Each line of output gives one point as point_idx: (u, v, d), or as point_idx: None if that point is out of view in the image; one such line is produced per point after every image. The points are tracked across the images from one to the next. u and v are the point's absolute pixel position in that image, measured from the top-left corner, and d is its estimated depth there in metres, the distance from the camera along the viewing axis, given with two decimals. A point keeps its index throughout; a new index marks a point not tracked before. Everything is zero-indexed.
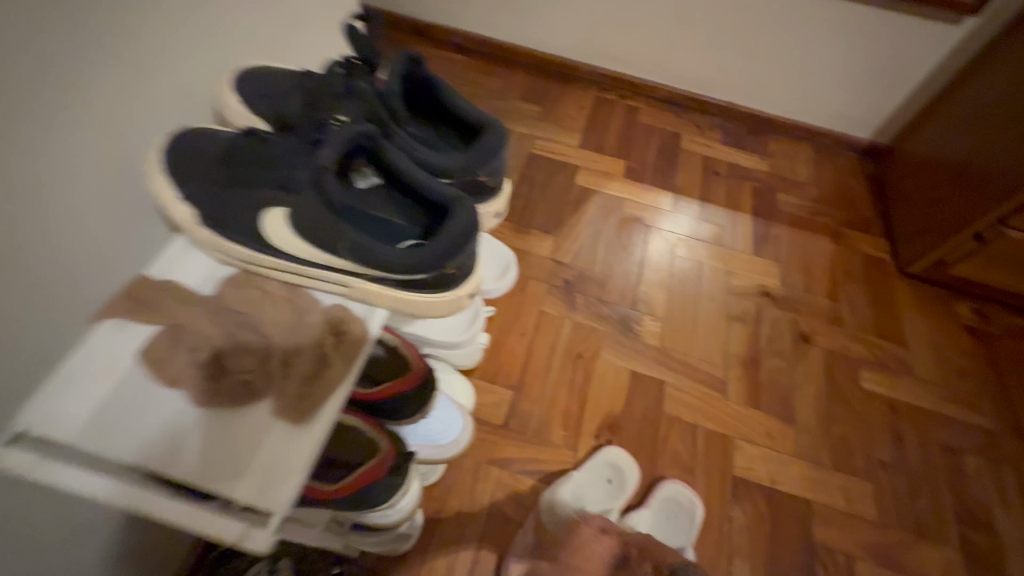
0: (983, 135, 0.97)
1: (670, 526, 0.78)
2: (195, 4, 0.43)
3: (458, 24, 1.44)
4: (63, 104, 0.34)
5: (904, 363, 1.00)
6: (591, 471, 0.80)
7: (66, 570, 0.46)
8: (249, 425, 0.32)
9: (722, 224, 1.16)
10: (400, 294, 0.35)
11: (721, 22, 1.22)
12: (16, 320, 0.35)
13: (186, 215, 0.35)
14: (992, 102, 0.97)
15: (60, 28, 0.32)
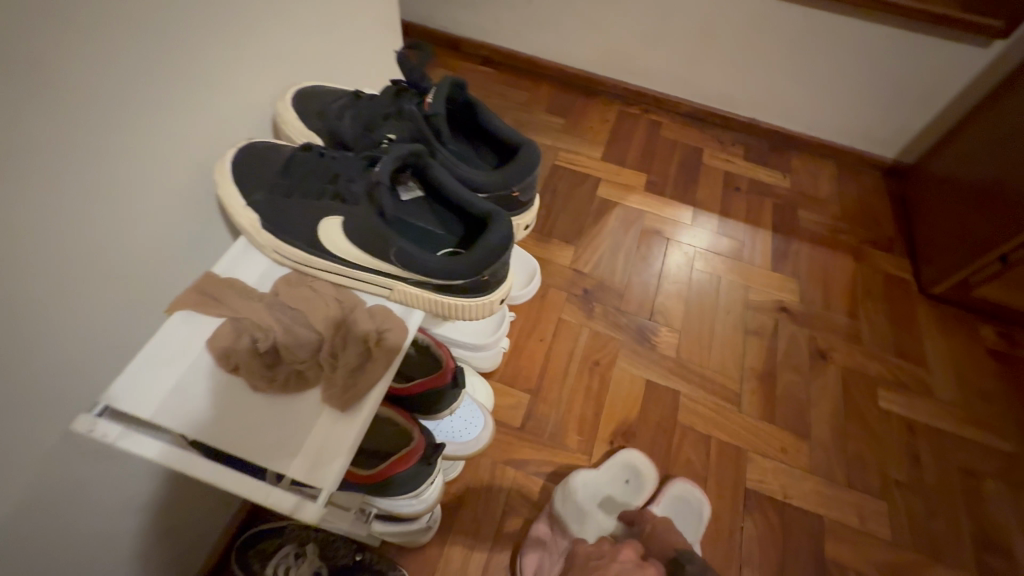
0: (1008, 158, 0.97)
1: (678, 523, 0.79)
2: (259, 29, 0.48)
3: (487, 38, 1.49)
4: (147, 112, 0.39)
5: (923, 383, 0.99)
6: (606, 470, 0.82)
7: (111, 527, 0.50)
8: (300, 411, 0.36)
9: (741, 239, 1.18)
10: (438, 297, 0.39)
11: (747, 40, 1.25)
12: (86, 295, 0.39)
13: (249, 220, 0.39)
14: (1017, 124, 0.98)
15: (150, 47, 0.37)
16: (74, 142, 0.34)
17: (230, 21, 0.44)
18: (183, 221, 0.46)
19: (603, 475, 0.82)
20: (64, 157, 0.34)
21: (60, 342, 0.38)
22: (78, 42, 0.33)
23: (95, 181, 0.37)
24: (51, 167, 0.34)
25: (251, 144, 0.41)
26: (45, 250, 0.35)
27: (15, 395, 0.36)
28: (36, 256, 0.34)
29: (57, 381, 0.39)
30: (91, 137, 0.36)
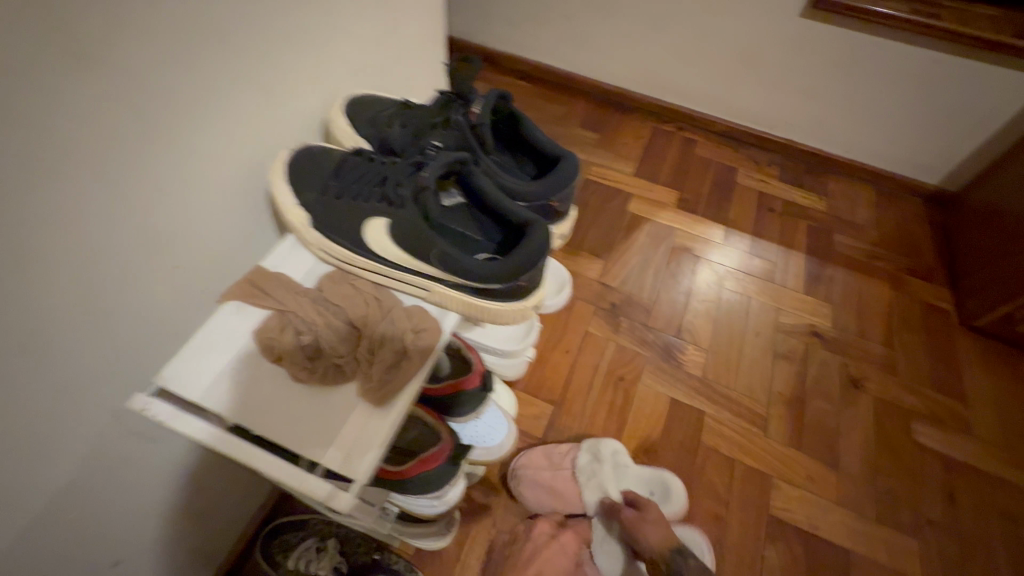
0: None
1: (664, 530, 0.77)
2: (315, 41, 0.51)
3: (525, 53, 1.52)
4: (211, 107, 0.42)
5: (962, 420, 0.95)
6: (643, 473, 0.82)
7: (154, 501, 0.53)
8: (338, 403, 0.38)
9: (773, 260, 1.16)
10: (474, 301, 0.40)
11: (786, 61, 1.24)
12: (146, 273, 0.42)
13: (297, 218, 0.41)
14: None
15: (218, 50, 0.40)
16: (142, 140, 0.37)
17: (288, 30, 0.47)
18: (234, 210, 0.48)
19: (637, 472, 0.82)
20: (139, 140, 0.37)
21: (114, 327, 0.41)
22: (155, 49, 0.36)
23: (161, 165, 0.40)
24: (121, 162, 0.36)
25: (304, 146, 0.44)
26: (109, 236, 0.38)
27: (70, 374, 0.38)
28: (99, 244, 0.37)
29: (109, 363, 0.41)
30: (163, 122, 0.38)
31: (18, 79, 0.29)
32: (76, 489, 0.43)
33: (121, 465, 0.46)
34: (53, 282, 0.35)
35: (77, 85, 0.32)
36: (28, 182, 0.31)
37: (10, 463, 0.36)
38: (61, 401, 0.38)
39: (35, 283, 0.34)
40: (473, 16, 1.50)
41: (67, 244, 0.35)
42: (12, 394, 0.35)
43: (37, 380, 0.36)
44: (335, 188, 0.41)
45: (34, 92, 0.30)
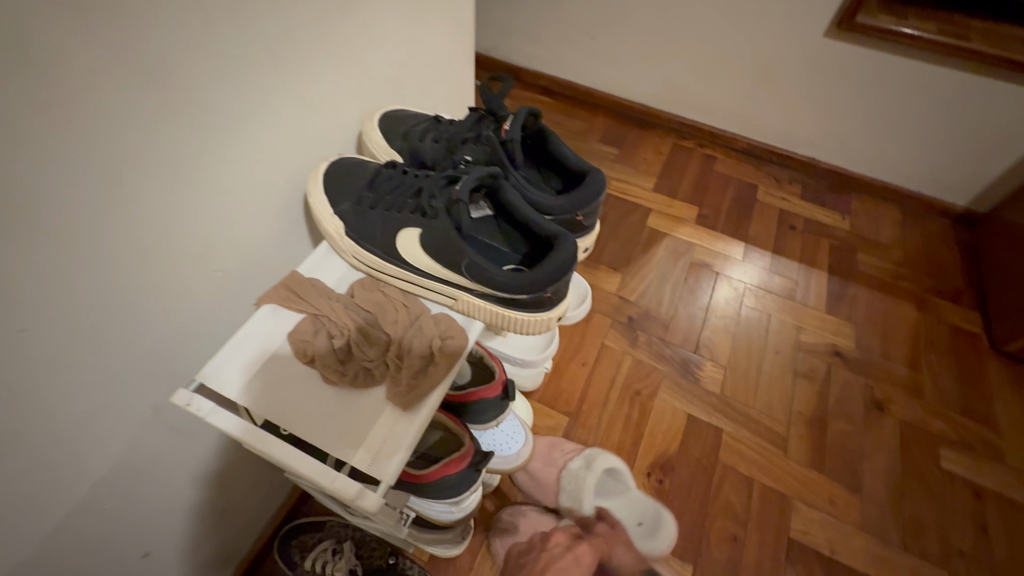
0: None
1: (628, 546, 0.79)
2: (351, 58, 0.53)
3: (548, 69, 1.55)
4: (254, 113, 0.44)
5: (991, 447, 0.92)
6: (637, 501, 0.81)
7: (183, 494, 0.54)
8: (366, 406, 0.39)
9: (794, 278, 1.15)
10: (499, 310, 0.41)
11: (809, 80, 1.24)
12: (187, 268, 0.44)
13: (332, 227, 0.43)
14: None
15: (262, 62, 0.43)
16: (188, 151, 0.40)
17: (325, 48, 0.49)
18: (270, 212, 0.50)
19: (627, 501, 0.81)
20: (188, 140, 0.39)
21: (155, 328, 0.43)
22: (204, 67, 0.38)
23: (207, 165, 0.42)
24: (168, 171, 0.39)
25: (340, 159, 0.46)
26: (157, 231, 0.40)
27: (115, 368, 0.41)
28: (146, 242, 0.39)
29: (148, 362, 0.43)
30: (211, 126, 0.41)
31: (80, 93, 0.31)
32: (112, 481, 0.45)
33: (154, 461, 0.48)
34: (104, 281, 0.37)
35: (132, 100, 0.34)
36: (83, 187, 0.33)
37: (55, 453, 0.38)
38: (104, 396, 0.41)
39: (87, 282, 0.36)
40: (497, 33, 1.54)
41: (117, 247, 0.37)
42: (59, 387, 0.37)
43: (83, 373, 0.38)
44: (370, 198, 0.43)
45: (95, 106, 0.32)
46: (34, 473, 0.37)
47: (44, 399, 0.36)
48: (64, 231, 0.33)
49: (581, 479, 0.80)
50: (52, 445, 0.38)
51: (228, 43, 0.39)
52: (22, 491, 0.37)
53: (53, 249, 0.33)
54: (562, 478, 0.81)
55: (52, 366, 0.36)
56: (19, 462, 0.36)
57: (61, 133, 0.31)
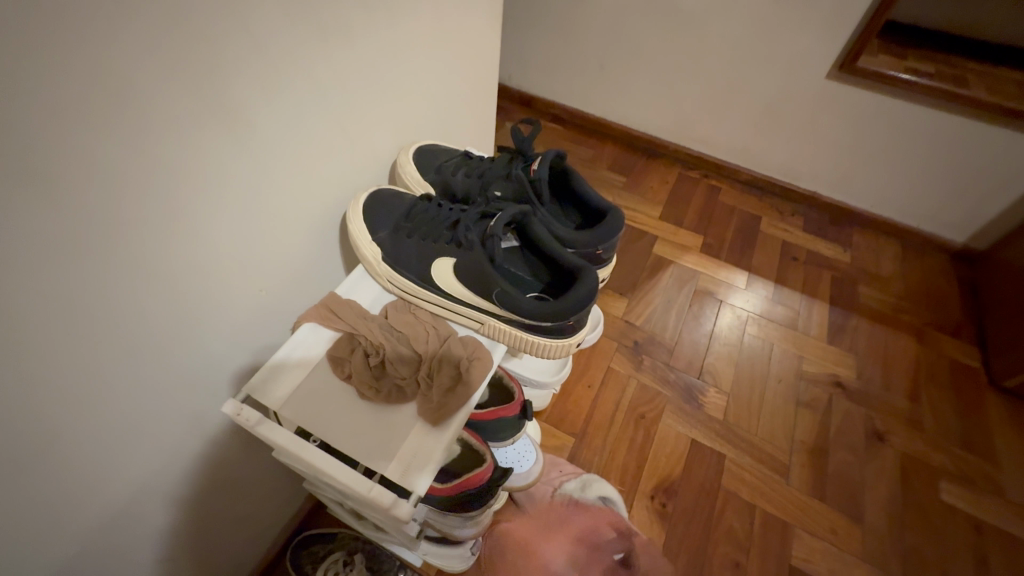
0: None
1: None
2: (377, 91, 0.59)
3: (560, 99, 1.61)
4: (290, 140, 0.49)
5: (991, 482, 0.94)
6: None
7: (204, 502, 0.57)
8: (399, 420, 0.42)
9: (796, 308, 1.18)
10: (524, 336, 0.44)
11: (810, 118, 1.30)
12: (219, 278, 0.47)
13: (370, 253, 0.46)
14: None
15: (302, 97, 0.48)
16: (228, 175, 0.44)
17: (358, 82, 0.54)
18: (295, 228, 0.55)
19: None
20: (231, 161, 0.43)
21: (187, 332, 0.46)
22: (252, 101, 0.43)
23: (245, 184, 0.46)
24: (210, 193, 0.43)
25: (379, 190, 0.49)
26: (195, 242, 0.43)
27: (153, 367, 0.44)
28: (184, 252, 0.42)
29: (185, 369, 0.47)
30: (253, 149, 0.45)
31: (143, 124, 0.35)
32: (143, 480, 0.48)
33: (181, 462, 0.51)
34: (147, 292, 0.41)
35: (184, 122, 0.38)
36: (135, 200, 0.37)
37: (97, 447, 0.42)
38: (143, 399, 0.44)
39: (135, 293, 0.39)
40: (513, 64, 1.61)
41: (162, 261, 0.41)
42: (107, 388, 0.40)
43: (124, 373, 0.41)
44: (407, 228, 0.47)
45: (153, 126, 0.36)
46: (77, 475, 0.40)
47: (94, 399, 0.40)
48: (120, 245, 0.37)
49: None
50: (97, 441, 0.41)
51: (272, 80, 0.44)
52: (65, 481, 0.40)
53: (105, 253, 0.36)
54: None
55: (104, 369, 0.39)
56: (67, 456, 0.39)
57: (121, 149, 0.34)
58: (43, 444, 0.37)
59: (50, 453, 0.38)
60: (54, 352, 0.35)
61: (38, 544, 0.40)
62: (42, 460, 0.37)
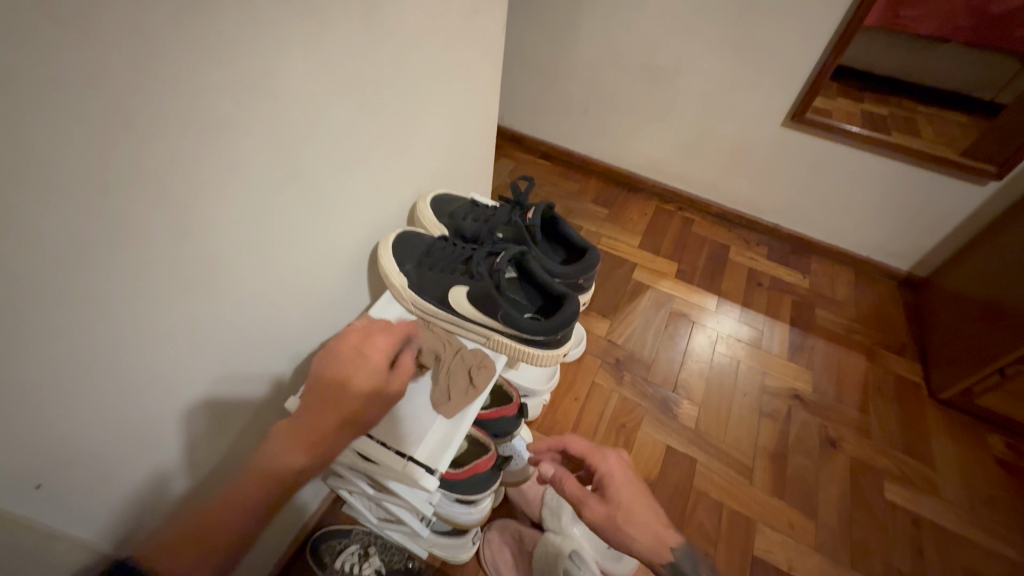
0: (1016, 281, 1.10)
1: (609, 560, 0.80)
2: (407, 153, 0.71)
3: (548, 138, 1.77)
4: (333, 190, 0.59)
5: (930, 482, 1.06)
6: None
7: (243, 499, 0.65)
8: (423, 412, 0.52)
9: (760, 329, 1.32)
10: (522, 348, 0.55)
11: (771, 159, 1.46)
12: (226, 288, 0.49)
13: (398, 281, 0.57)
14: (1007, 265, 1.15)
15: (345, 158, 0.58)
16: (254, 197, 0.48)
17: (390, 146, 0.66)
18: (326, 260, 0.64)
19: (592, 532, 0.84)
20: (252, 185, 0.47)
21: (196, 342, 0.48)
22: (304, 156, 0.52)
23: (264, 207, 0.50)
24: (228, 212, 0.46)
25: (405, 232, 0.61)
26: (210, 255, 0.45)
27: (163, 377, 0.46)
28: (198, 267, 0.45)
29: (201, 377, 0.50)
30: (276, 178, 0.50)
31: (178, 156, 0.38)
32: (203, 472, 0.56)
33: (237, 457, 0.60)
34: (164, 302, 0.43)
35: (217, 149, 0.42)
36: (165, 220, 0.39)
37: (163, 444, 0.49)
38: (166, 405, 0.47)
39: (151, 304, 0.41)
40: (507, 106, 1.77)
41: (179, 274, 0.43)
42: (126, 398, 0.43)
43: (139, 381, 0.43)
44: (428, 262, 0.59)
45: (188, 154, 0.39)
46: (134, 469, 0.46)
47: (129, 406, 0.43)
48: (144, 260, 0.39)
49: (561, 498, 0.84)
50: (123, 444, 0.44)
51: (324, 145, 0.54)
52: (151, 470, 0.48)
53: (135, 270, 0.39)
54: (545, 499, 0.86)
55: (124, 379, 0.42)
56: (136, 455, 0.46)
57: (162, 174, 0.38)
58: (75, 449, 0.40)
59: (109, 452, 0.43)
60: (88, 363, 0.38)
61: (123, 529, 0.47)
62: (69, 466, 0.40)
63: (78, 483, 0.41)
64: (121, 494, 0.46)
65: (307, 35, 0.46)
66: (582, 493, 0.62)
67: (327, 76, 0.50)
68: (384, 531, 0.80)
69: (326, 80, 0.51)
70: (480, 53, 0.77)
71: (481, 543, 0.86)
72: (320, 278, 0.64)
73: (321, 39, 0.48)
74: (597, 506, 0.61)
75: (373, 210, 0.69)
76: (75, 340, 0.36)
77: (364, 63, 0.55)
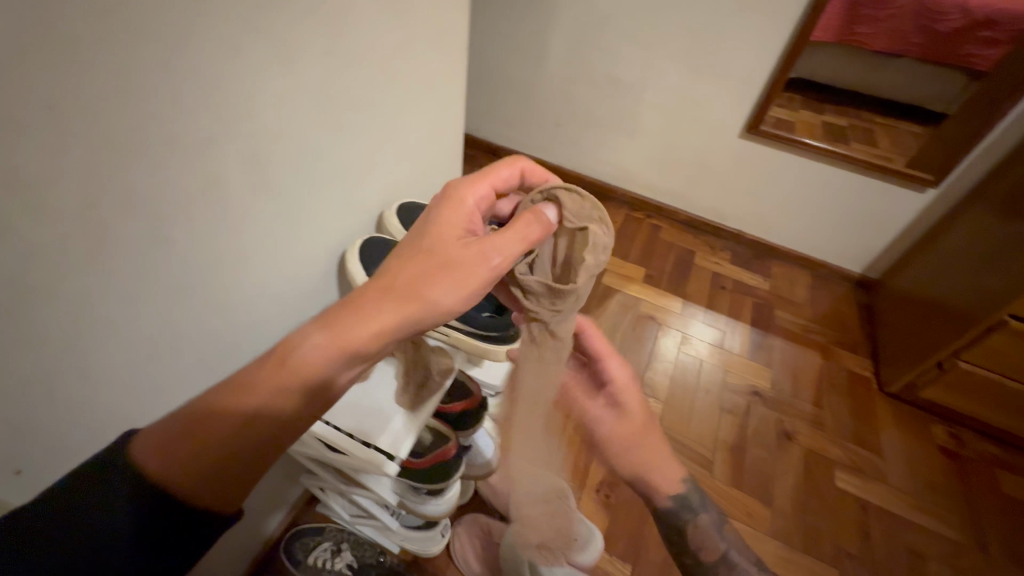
0: (954, 281, 1.19)
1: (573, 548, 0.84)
2: (378, 167, 0.76)
3: (522, 149, 1.83)
4: (310, 200, 0.64)
5: (879, 471, 1.13)
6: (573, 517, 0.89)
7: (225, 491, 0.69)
8: (386, 407, 0.58)
9: (723, 329, 1.38)
10: (478, 344, 0.63)
11: (732, 168, 1.54)
12: (210, 291, 0.53)
13: (363, 283, 0.62)
14: (946, 266, 1.25)
15: (320, 171, 0.63)
16: (235, 206, 0.52)
17: (362, 160, 0.71)
18: (304, 266, 0.68)
19: None
20: (234, 196, 0.51)
21: (180, 341, 0.52)
22: (281, 170, 0.57)
23: (245, 217, 0.54)
24: (212, 222, 0.50)
25: (370, 238, 0.68)
26: (194, 261, 0.50)
27: (146, 373, 0.49)
28: (183, 272, 0.49)
29: (183, 375, 0.54)
30: (256, 191, 0.54)
31: (165, 173, 0.43)
32: None
33: None
34: (150, 304, 0.47)
35: (201, 165, 0.46)
36: (152, 229, 0.44)
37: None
38: (148, 399, 0.51)
39: (137, 305, 0.45)
40: (481, 118, 1.82)
41: (165, 278, 0.47)
42: (109, 392, 0.46)
43: (123, 376, 0.47)
44: None
45: (175, 171, 0.44)
46: None
47: (110, 397, 0.47)
48: (131, 265, 0.43)
49: None
50: (105, 434, 0.48)
51: (298, 159, 0.59)
52: None
53: (123, 274, 0.43)
54: (512, 492, 0.89)
55: (109, 374, 0.45)
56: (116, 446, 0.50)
57: (151, 189, 0.42)
58: (60, 437, 0.44)
59: (90, 439, 0.47)
60: (74, 355, 0.42)
61: None
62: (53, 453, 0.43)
63: (61, 466, 0.45)
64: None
65: (286, 66, 0.51)
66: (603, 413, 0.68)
67: (303, 100, 0.55)
68: (357, 526, 0.83)
69: (303, 101, 0.56)
70: (447, 74, 0.83)
71: (451, 538, 0.89)
72: (295, 283, 0.68)
73: (296, 68, 0.53)
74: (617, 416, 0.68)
75: (346, 219, 0.74)
76: (62, 334, 0.40)
77: (336, 86, 0.60)
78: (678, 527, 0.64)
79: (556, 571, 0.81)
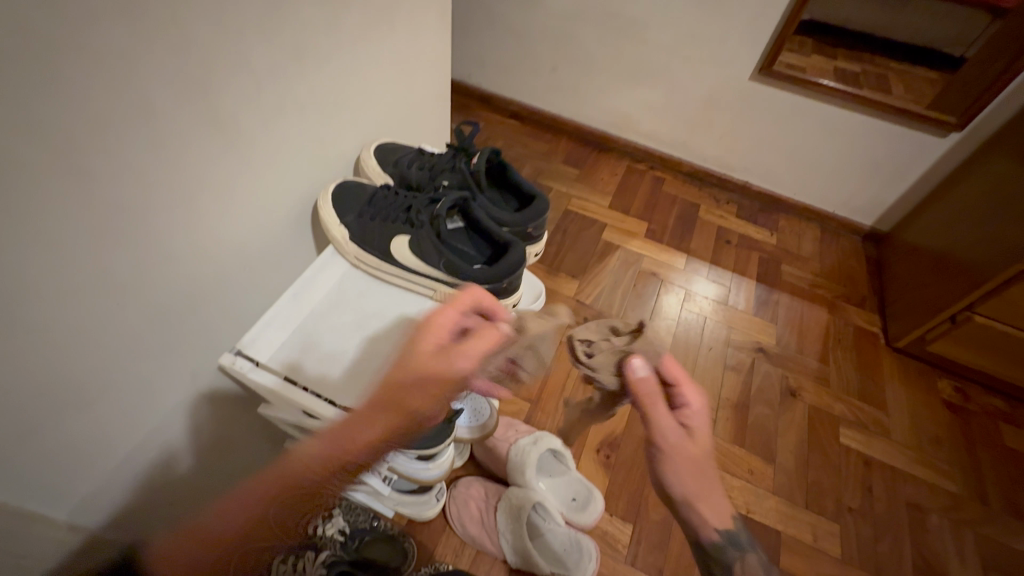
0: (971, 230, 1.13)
1: (574, 508, 0.84)
2: (351, 104, 0.67)
3: (517, 97, 1.71)
4: (266, 140, 0.55)
5: (882, 425, 1.11)
6: (574, 479, 0.87)
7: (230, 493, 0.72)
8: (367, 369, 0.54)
9: (727, 286, 1.33)
10: None
11: (738, 115, 1.45)
12: (166, 239, 0.47)
13: (340, 235, 0.59)
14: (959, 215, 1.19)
15: (280, 113, 0.55)
16: (171, 137, 0.44)
17: (332, 93, 0.63)
18: (271, 216, 0.61)
19: (556, 487, 0.86)
20: (180, 127, 0.44)
21: (133, 296, 0.46)
22: (230, 104, 0.49)
23: (197, 154, 0.47)
24: (153, 157, 0.43)
25: (343, 183, 0.62)
26: (139, 203, 0.43)
27: (94, 332, 0.44)
28: (125, 213, 0.42)
29: (139, 335, 0.48)
30: (206, 124, 0.47)
31: (82, 86, 0.36)
32: (144, 433, 0.54)
33: (183, 420, 0.59)
34: (91, 249, 0.40)
35: (131, 83, 0.39)
36: (72, 157, 0.37)
37: (98, 405, 0.47)
38: (97, 365, 0.45)
39: (70, 251, 0.39)
40: (472, 64, 1.70)
41: (104, 220, 0.41)
42: (51, 354, 0.40)
43: (68, 334, 0.41)
44: (370, 213, 0.60)
45: (95, 87, 0.37)
46: (66, 433, 0.45)
47: (47, 366, 0.40)
48: (54, 200, 0.36)
49: (526, 452, 0.84)
50: (57, 405, 0.43)
51: (249, 92, 0.50)
52: (81, 432, 0.46)
53: (47, 210, 0.36)
54: (510, 454, 0.85)
55: (51, 331, 0.40)
56: (72, 417, 0.45)
57: (63, 107, 0.35)
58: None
59: (24, 413, 0.40)
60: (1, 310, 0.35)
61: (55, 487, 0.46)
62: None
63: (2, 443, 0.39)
64: (52, 458, 0.44)
65: None
66: (666, 416, 0.53)
67: (245, 12, 0.47)
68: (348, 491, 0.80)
69: (243, 13, 0.47)
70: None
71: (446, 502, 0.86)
72: (260, 233, 0.61)
73: None
74: (681, 437, 0.52)
75: (316, 164, 0.66)
76: None
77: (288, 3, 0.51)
78: (726, 567, 0.52)
79: (557, 530, 0.80)
